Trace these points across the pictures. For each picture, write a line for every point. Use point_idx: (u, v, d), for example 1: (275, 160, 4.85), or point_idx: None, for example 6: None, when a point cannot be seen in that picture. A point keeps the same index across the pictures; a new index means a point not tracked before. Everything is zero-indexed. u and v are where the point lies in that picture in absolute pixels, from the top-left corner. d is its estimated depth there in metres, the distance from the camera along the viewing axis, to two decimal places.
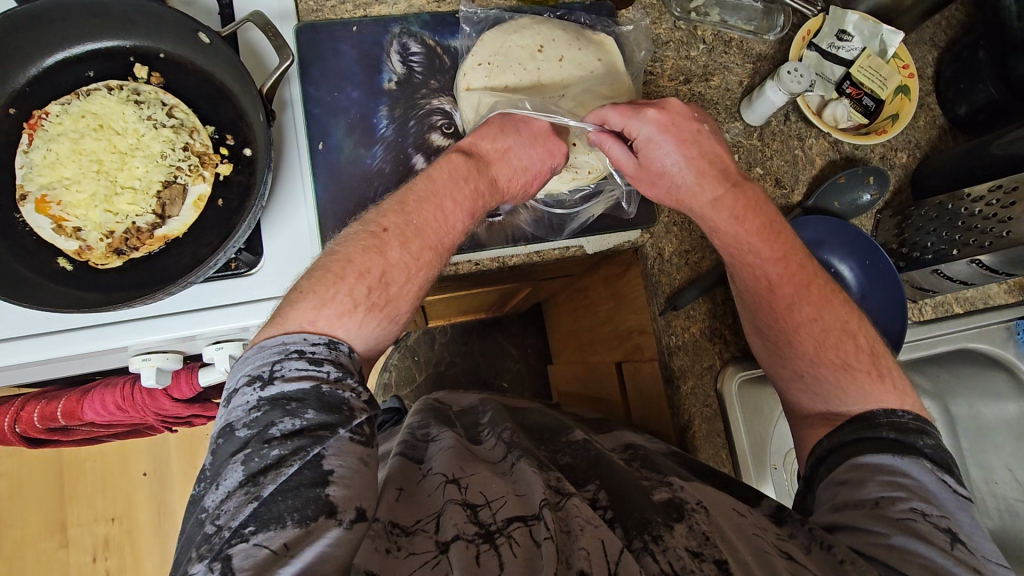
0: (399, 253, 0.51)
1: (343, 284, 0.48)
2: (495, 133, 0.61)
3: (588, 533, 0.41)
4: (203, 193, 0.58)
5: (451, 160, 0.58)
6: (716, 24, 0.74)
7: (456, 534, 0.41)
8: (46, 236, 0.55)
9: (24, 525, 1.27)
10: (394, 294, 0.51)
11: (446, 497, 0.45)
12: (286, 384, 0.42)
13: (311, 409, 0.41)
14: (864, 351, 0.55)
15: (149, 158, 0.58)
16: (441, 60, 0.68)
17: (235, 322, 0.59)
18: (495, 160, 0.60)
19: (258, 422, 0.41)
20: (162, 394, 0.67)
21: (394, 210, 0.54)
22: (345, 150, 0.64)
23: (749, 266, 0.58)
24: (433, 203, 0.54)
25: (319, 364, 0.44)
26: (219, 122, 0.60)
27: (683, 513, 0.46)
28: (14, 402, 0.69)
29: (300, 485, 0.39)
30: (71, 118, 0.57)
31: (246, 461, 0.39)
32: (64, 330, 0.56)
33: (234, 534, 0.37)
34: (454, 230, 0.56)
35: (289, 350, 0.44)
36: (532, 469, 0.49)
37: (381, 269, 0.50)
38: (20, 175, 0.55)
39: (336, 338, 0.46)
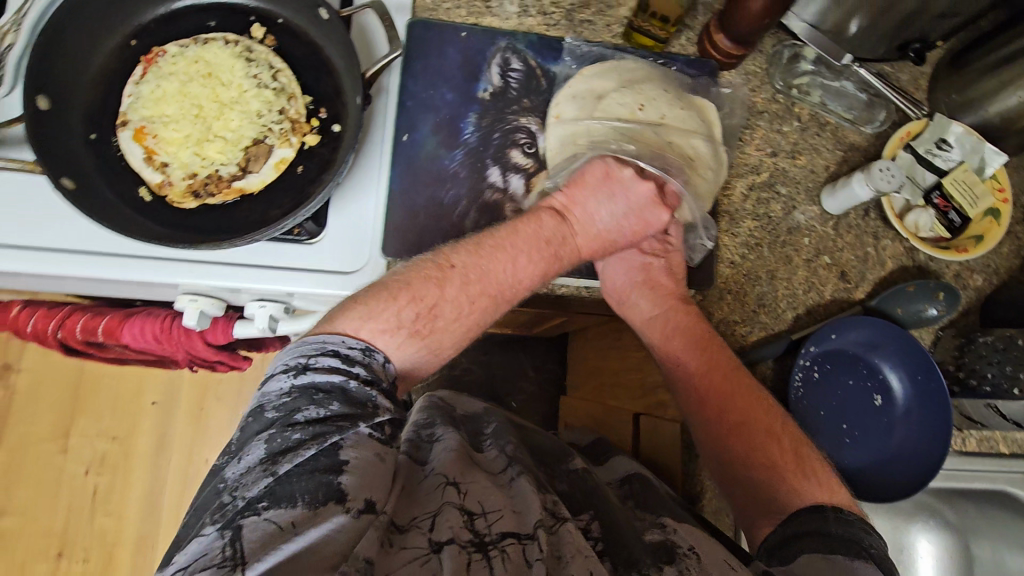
0: (456, 292, 0.54)
1: (394, 304, 0.52)
2: (592, 197, 0.60)
3: (578, 561, 0.43)
4: (286, 156, 0.60)
5: (543, 219, 0.59)
6: (815, 105, 0.73)
7: (450, 538, 0.41)
8: (135, 164, 0.57)
9: (34, 424, 1.37)
10: (440, 327, 0.54)
11: (444, 500, 0.44)
12: (316, 376, 0.46)
13: (336, 401, 0.45)
14: (790, 452, 0.53)
15: (245, 114, 0.59)
16: (538, 81, 0.68)
17: (283, 287, 0.60)
18: (583, 228, 0.60)
19: (286, 406, 0.44)
20: (197, 336, 0.70)
21: (469, 250, 0.57)
22: (428, 146, 0.65)
23: (676, 376, 0.60)
24: (508, 254, 0.56)
25: (351, 364, 0.48)
26: (317, 94, 0.62)
27: (675, 557, 0.46)
28: (63, 308, 0.71)
29: (314, 469, 0.40)
30: (185, 61, 0.59)
31: (271, 441, 0.42)
32: (127, 254, 0.59)
33: (248, 506, 0.39)
34: (520, 288, 0.57)
35: (327, 347, 0.48)
36: (531, 487, 0.49)
37: (433, 301, 0.53)
38: (127, 103, 0.58)
39: (373, 345, 0.50)
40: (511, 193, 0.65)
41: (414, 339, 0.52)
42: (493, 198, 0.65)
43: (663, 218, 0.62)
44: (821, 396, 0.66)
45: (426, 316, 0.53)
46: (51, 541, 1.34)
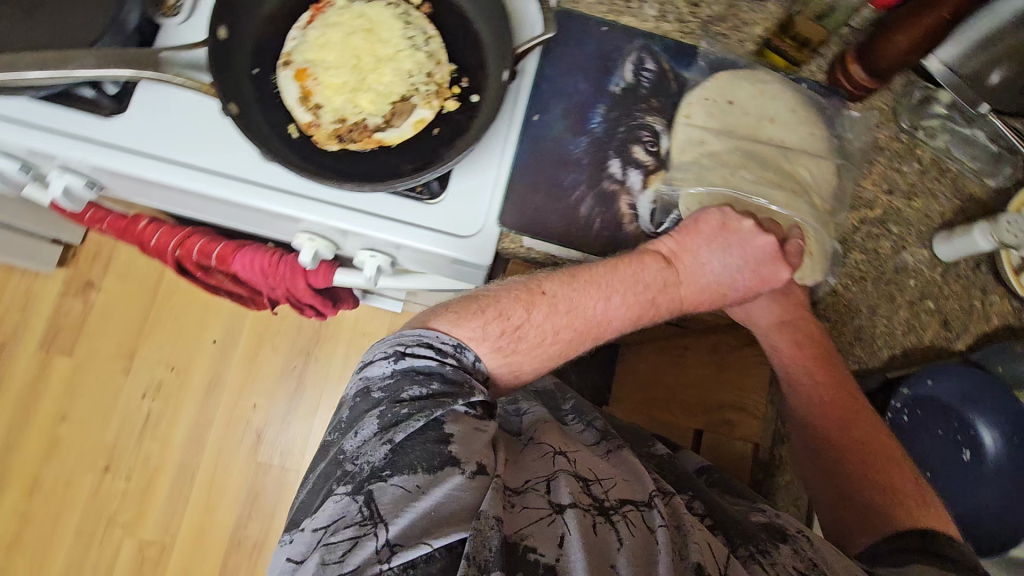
0: (542, 318, 0.58)
1: (480, 318, 0.56)
2: (701, 247, 0.61)
3: (698, 533, 0.49)
4: (425, 117, 0.63)
5: (646, 262, 0.60)
6: (939, 150, 0.72)
7: (573, 502, 0.48)
8: (289, 101, 0.61)
9: (103, 340, 1.44)
10: (523, 347, 0.58)
11: (557, 467, 0.52)
12: (414, 360, 0.53)
13: (435, 381, 0.52)
14: (910, 479, 0.61)
15: (398, 72, 0.62)
16: (669, 84, 0.69)
17: (396, 238, 0.63)
18: (691, 279, 0.62)
19: (390, 387, 0.51)
20: (301, 276, 0.73)
21: (562, 279, 0.60)
22: (555, 129, 0.67)
23: (799, 387, 0.66)
24: (602, 293, 0.59)
25: (443, 354, 0.53)
26: (462, 64, 0.65)
27: (787, 536, 0.54)
28: (184, 229, 0.76)
29: (428, 439, 0.48)
30: (350, 15, 0.63)
31: (381, 417, 0.49)
32: (264, 185, 0.63)
33: (374, 473, 0.46)
34: (608, 323, 0.60)
35: (423, 340, 0.54)
36: (636, 459, 0.58)
37: (519, 323, 0.57)
38: (292, 45, 0.62)
39: (466, 344, 0.55)
40: (628, 186, 0.66)
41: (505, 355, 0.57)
42: (610, 188, 0.66)
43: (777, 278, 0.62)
44: (909, 439, 0.71)
45: (510, 338, 0.57)
46: (99, 454, 1.40)
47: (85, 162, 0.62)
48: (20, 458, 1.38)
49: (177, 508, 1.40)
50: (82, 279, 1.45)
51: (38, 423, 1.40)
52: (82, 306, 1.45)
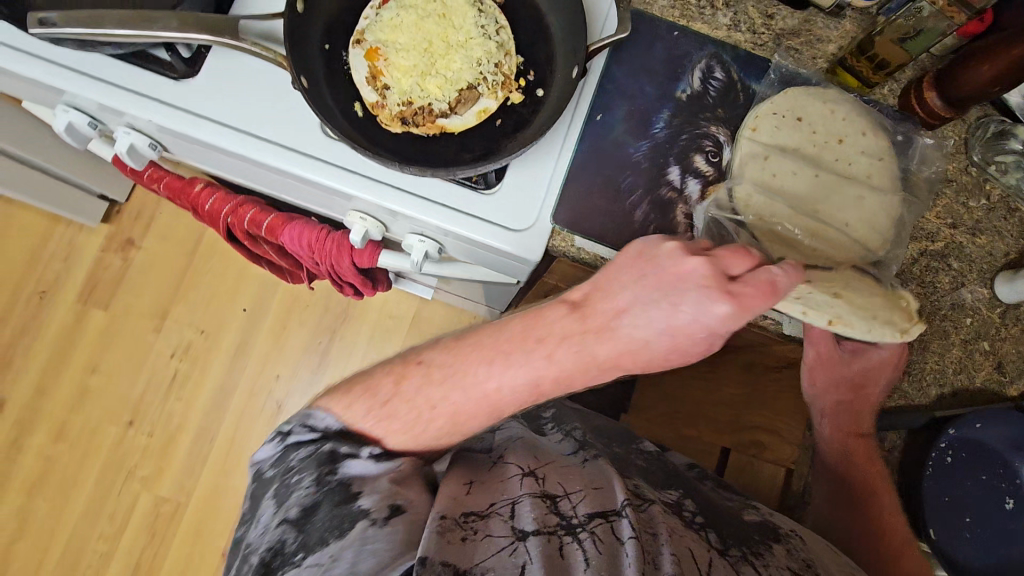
0: (414, 390, 0.61)
1: (354, 396, 0.62)
2: (622, 282, 0.55)
3: (673, 540, 0.52)
4: (489, 107, 0.63)
5: (542, 313, 0.59)
6: (1012, 187, 0.69)
7: (537, 528, 0.50)
8: (357, 79, 0.62)
9: (138, 299, 1.47)
10: (398, 427, 0.60)
11: (523, 488, 0.55)
12: (294, 437, 0.60)
13: (317, 445, 0.58)
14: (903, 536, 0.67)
15: (467, 59, 0.62)
16: (736, 95, 0.68)
17: (448, 225, 0.64)
18: (604, 321, 0.55)
19: (280, 466, 0.58)
20: (348, 253, 0.74)
21: (444, 348, 0.62)
22: (616, 131, 0.66)
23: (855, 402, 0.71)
24: (484, 357, 0.59)
25: (321, 427, 0.60)
26: (529, 57, 0.64)
27: (781, 536, 0.61)
28: (236, 197, 0.76)
29: (334, 501, 0.52)
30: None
31: (277, 496, 0.55)
32: (325, 162, 0.64)
33: (286, 558, 0.50)
34: (498, 393, 0.59)
35: (304, 418, 0.61)
36: (611, 469, 0.61)
37: (389, 396, 0.61)
38: (365, 23, 0.62)
39: (351, 423, 0.60)
40: (686, 195, 0.65)
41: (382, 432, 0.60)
42: (668, 196, 0.65)
43: (714, 302, 0.51)
44: (949, 483, 0.65)
45: (381, 411, 0.60)
46: (126, 409, 1.43)
47: (153, 121, 0.64)
48: (51, 405, 1.42)
49: (195, 470, 1.42)
50: (123, 237, 1.48)
51: (71, 373, 1.44)
52: (121, 263, 1.48)
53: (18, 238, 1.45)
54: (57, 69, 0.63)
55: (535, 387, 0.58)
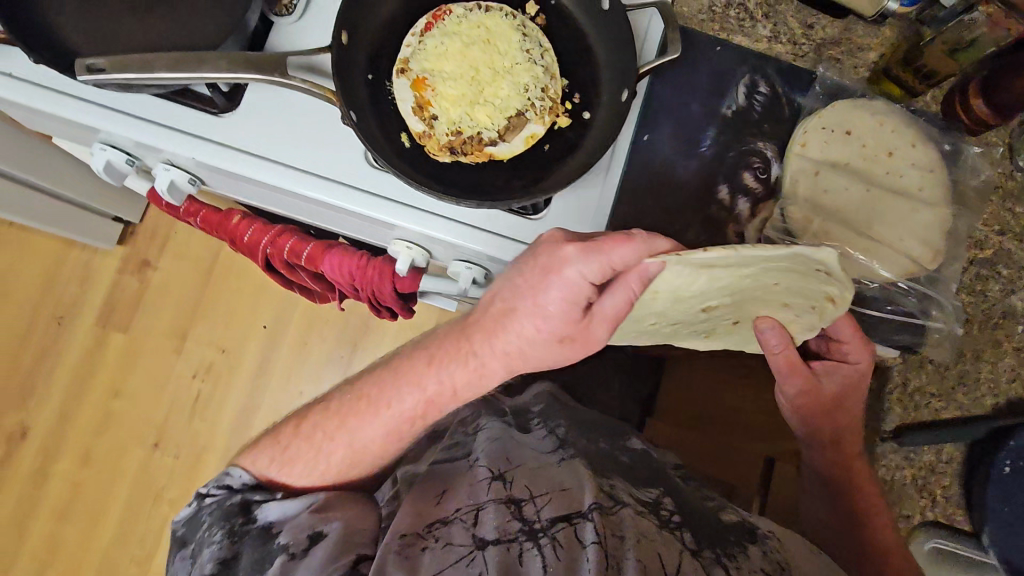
0: (312, 422, 0.67)
1: (266, 447, 0.68)
2: (510, 284, 0.57)
3: (642, 543, 0.52)
4: (536, 132, 0.62)
5: (447, 344, 0.63)
6: None
7: (496, 537, 0.53)
8: (403, 109, 0.61)
9: (156, 319, 1.46)
10: (308, 461, 0.65)
11: (492, 494, 0.57)
12: (206, 498, 0.63)
13: (224, 499, 0.62)
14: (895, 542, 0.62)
15: (514, 85, 0.62)
16: (782, 109, 0.67)
17: (497, 253, 0.63)
18: (494, 325, 0.60)
19: (191, 528, 0.61)
20: (390, 280, 0.73)
21: (357, 384, 0.69)
22: (664, 151, 0.66)
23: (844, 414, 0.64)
24: (376, 386, 0.66)
25: (229, 483, 0.64)
26: (574, 79, 0.63)
27: (756, 538, 0.57)
28: (274, 227, 0.76)
29: (257, 541, 0.58)
30: (468, 25, 0.62)
31: (197, 554, 0.59)
32: (370, 193, 0.63)
33: None
34: (393, 411, 0.65)
35: (217, 478, 0.65)
36: (585, 469, 0.61)
37: (291, 441, 0.67)
38: (410, 52, 0.61)
39: (275, 476, 0.65)
40: (736, 214, 0.65)
41: (285, 480, 0.65)
42: (718, 216, 0.65)
43: (568, 267, 0.53)
44: (1010, 492, 0.63)
45: (280, 458, 0.66)
46: (150, 431, 1.43)
47: (195, 159, 0.63)
48: (75, 430, 1.42)
49: None
50: (139, 258, 1.46)
51: (93, 397, 1.43)
52: (138, 284, 1.46)
53: (33, 263, 1.43)
54: (96, 108, 0.62)
55: (429, 405, 0.64)
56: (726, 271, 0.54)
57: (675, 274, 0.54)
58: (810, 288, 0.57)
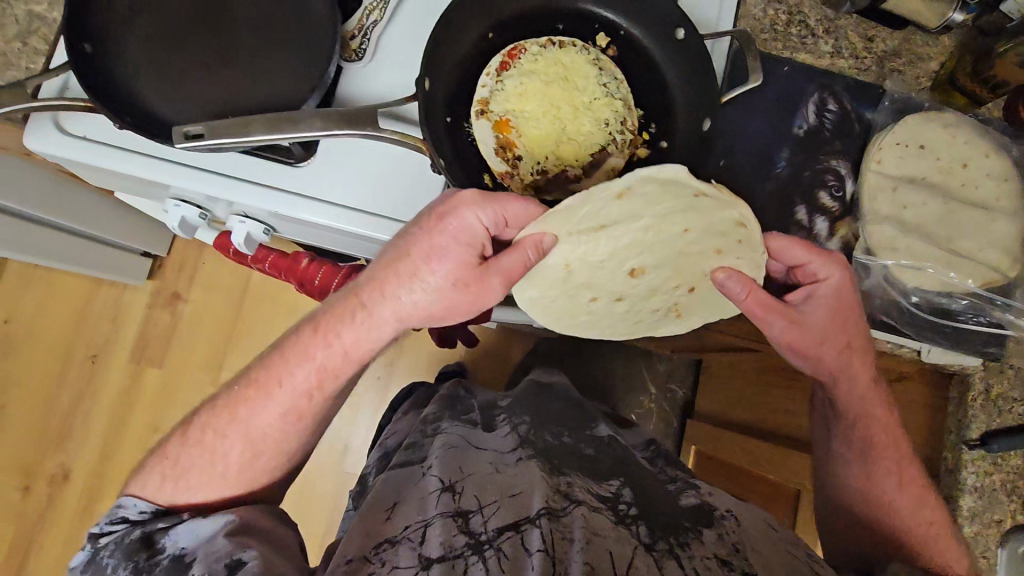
0: (209, 416, 0.59)
1: (159, 460, 0.58)
2: (393, 250, 0.55)
3: (596, 544, 0.50)
4: (617, 164, 0.62)
5: (342, 299, 0.57)
6: None
7: (440, 556, 0.50)
8: (485, 151, 0.61)
9: (187, 352, 1.43)
10: (206, 474, 0.57)
11: (440, 506, 0.54)
12: (103, 538, 0.54)
13: (122, 540, 0.54)
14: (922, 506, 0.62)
15: (595, 121, 0.62)
16: (851, 125, 0.68)
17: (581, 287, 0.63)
18: (409, 285, 0.54)
19: (93, 570, 0.53)
20: None
21: (272, 356, 0.60)
22: (740, 175, 0.66)
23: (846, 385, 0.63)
24: (283, 368, 0.58)
25: (131, 516, 0.56)
26: (650, 109, 0.63)
27: (713, 521, 0.57)
28: (342, 270, 0.78)
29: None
30: (546, 62, 0.63)
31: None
32: None
33: None
34: (296, 391, 0.58)
35: (116, 513, 0.56)
36: (540, 473, 0.56)
37: (180, 452, 0.58)
38: (489, 93, 0.62)
39: (167, 502, 0.57)
40: (816, 234, 0.66)
41: (183, 494, 0.57)
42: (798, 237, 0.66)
43: (456, 215, 0.51)
44: None
45: (174, 471, 0.57)
46: None
47: (273, 211, 0.61)
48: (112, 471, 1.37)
49: None
50: (168, 291, 1.43)
51: (129, 437, 1.38)
52: (169, 318, 1.43)
53: (60, 304, 1.39)
54: (168, 166, 0.60)
55: (317, 387, 0.58)
56: (619, 232, 0.59)
57: (573, 244, 0.58)
58: (713, 217, 0.59)
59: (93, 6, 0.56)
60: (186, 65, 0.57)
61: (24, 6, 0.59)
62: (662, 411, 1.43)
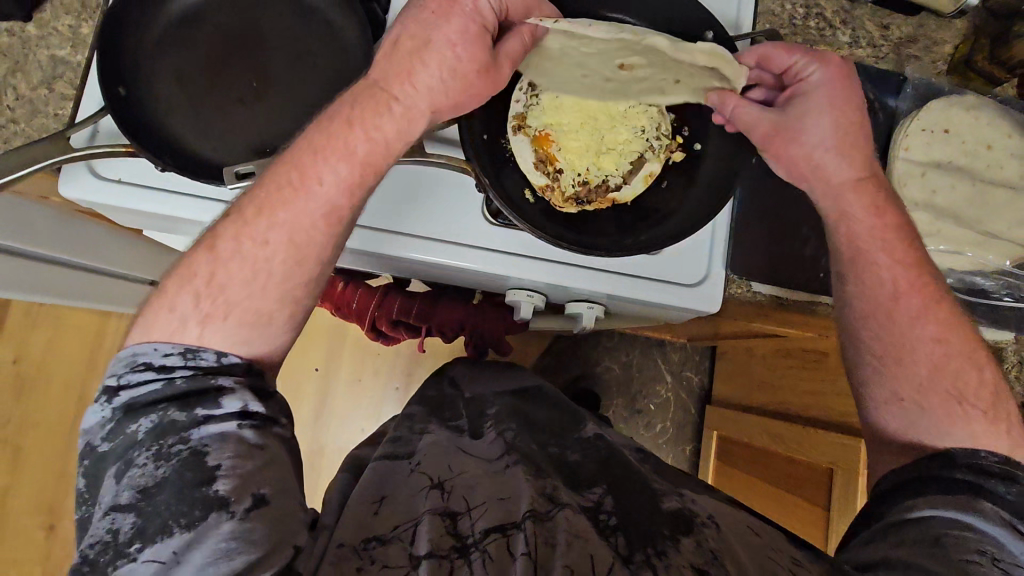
0: (234, 235, 0.47)
1: (185, 286, 0.46)
2: (400, 24, 0.52)
3: (579, 548, 0.46)
4: (653, 170, 0.62)
5: (335, 98, 0.52)
6: None
7: (430, 551, 0.45)
8: (524, 165, 0.61)
9: None
10: (231, 291, 0.46)
11: (428, 505, 0.50)
12: (131, 395, 0.42)
13: (161, 405, 0.41)
14: (986, 387, 0.53)
15: (632, 129, 0.63)
16: (876, 114, 0.69)
17: (625, 292, 0.64)
18: (416, 70, 0.51)
19: (113, 437, 0.41)
20: (496, 320, 0.79)
21: (259, 184, 0.50)
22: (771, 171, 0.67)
23: (867, 256, 0.57)
24: (299, 170, 0.49)
25: (168, 372, 0.43)
26: (681, 114, 0.64)
27: (691, 527, 0.51)
28: (376, 293, 0.80)
29: (186, 483, 0.39)
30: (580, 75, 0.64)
31: (116, 476, 0.39)
32: (496, 250, 0.63)
33: (121, 554, 0.37)
34: (311, 197, 0.49)
35: (137, 360, 0.43)
36: (526, 478, 0.53)
37: (208, 271, 0.46)
38: (527, 110, 0.63)
39: (197, 345, 0.44)
40: None
41: (214, 331, 0.45)
42: None
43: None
44: None
45: (210, 290, 0.46)
46: None
47: None
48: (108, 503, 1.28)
49: None
50: None
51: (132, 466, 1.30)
52: None
53: (71, 338, 1.32)
54: (206, 202, 0.59)
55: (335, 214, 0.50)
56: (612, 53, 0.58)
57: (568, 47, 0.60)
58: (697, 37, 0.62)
59: (124, 46, 0.55)
60: (222, 102, 0.57)
61: (46, 52, 0.59)
62: (680, 399, 1.44)
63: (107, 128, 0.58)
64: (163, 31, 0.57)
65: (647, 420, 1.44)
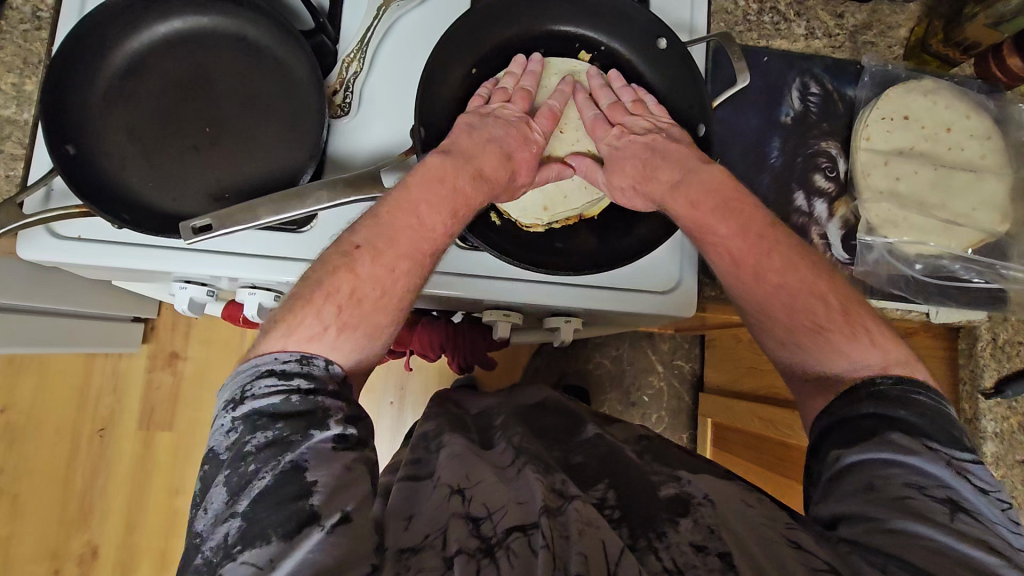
0: (373, 269, 0.47)
1: (312, 307, 0.44)
2: (472, 125, 0.57)
3: (589, 537, 0.43)
4: None
5: (428, 163, 0.52)
6: None
7: (458, 549, 0.42)
8: None
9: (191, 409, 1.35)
10: (371, 309, 0.46)
11: (450, 509, 0.46)
12: (256, 403, 0.40)
13: (281, 418, 0.39)
14: (836, 310, 0.49)
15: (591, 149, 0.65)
16: (836, 105, 0.70)
17: (599, 305, 0.64)
18: (482, 150, 0.55)
19: (234, 442, 0.39)
20: (478, 335, 0.79)
21: (368, 224, 0.49)
22: (738, 167, 0.68)
23: (711, 241, 0.53)
24: (412, 208, 0.49)
25: (288, 379, 0.41)
26: None
27: (688, 508, 0.47)
28: None
29: (284, 497, 0.37)
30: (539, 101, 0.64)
31: (230, 484, 0.38)
32: (468, 275, 0.63)
33: (225, 554, 0.36)
34: (437, 233, 0.50)
35: (260, 369, 0.41)
36: (535, 475, 0.51)
37: (350, 287, 0.45)
38: None
39: (313, 351, 0.43)
40: (816, 217, 0.68)
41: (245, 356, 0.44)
42: (800, 221, 0.68)
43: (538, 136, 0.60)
44: None
45: (352, 302, 0.45)
46: None
47: (285, 280, 0.60)
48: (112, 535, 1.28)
49: None
50: (167, 350, 1.32)
51: (133, 498, 1.30)
52: (172, 378, 1.32)
53: (61, 382, 1.31)
54: (170, 251, 0.59)
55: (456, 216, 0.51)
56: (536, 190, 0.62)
57: None
58: None
59: (70, 103, 0.54)
60: (176, 150, 0.56)
61: None
62: (673, 389, 1.44)
63: (58, 188, 0.58)
64: (108, 82, 0.56)
65: (643, 412, 1.43)
